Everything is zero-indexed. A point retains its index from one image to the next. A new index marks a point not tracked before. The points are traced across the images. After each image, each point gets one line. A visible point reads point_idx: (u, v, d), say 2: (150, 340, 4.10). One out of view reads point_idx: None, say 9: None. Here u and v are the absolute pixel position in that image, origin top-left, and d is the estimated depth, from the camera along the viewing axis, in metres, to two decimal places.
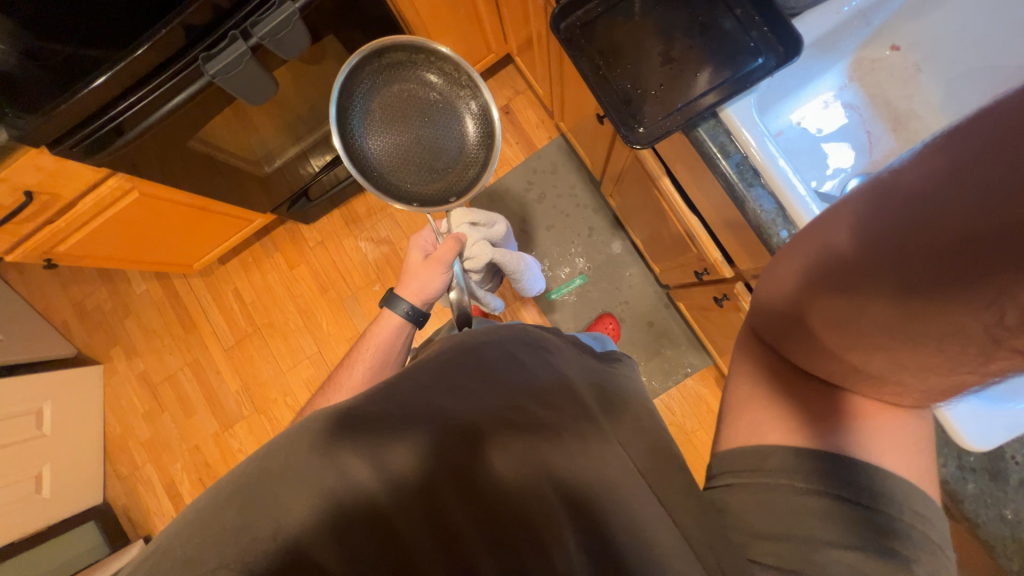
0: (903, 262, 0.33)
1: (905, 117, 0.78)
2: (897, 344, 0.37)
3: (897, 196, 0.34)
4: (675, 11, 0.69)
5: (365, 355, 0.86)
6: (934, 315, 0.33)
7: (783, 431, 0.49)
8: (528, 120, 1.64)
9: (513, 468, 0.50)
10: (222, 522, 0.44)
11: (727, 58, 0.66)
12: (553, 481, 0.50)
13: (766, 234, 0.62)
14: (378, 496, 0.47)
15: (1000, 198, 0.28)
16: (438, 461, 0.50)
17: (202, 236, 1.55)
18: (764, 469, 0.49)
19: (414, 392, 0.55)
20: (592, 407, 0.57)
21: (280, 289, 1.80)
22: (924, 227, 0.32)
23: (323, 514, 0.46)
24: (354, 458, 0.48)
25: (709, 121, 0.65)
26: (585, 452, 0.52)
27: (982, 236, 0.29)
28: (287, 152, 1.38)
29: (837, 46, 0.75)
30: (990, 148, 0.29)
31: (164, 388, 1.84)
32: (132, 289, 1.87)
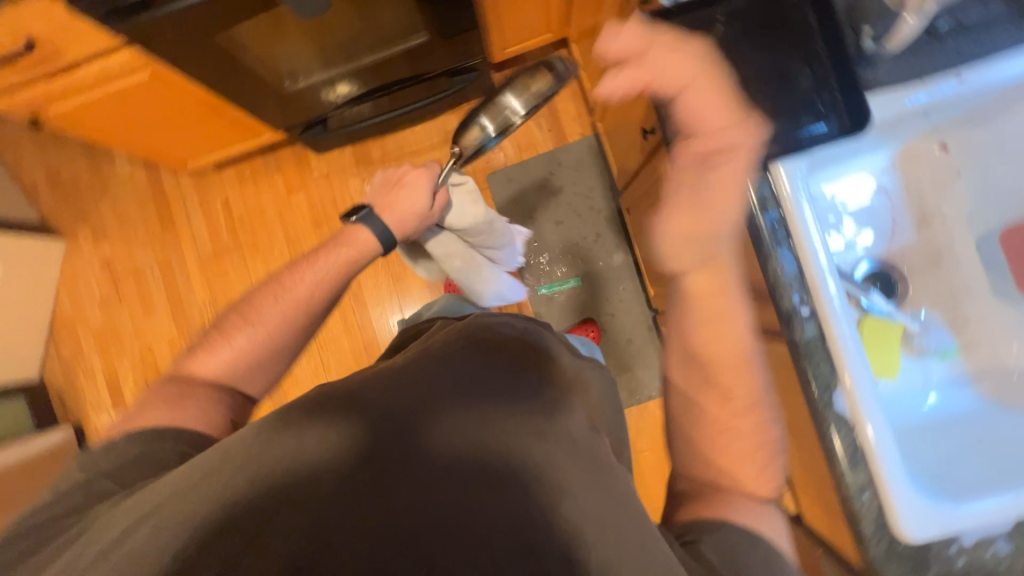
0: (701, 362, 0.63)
1: (930, 214, 0.80)
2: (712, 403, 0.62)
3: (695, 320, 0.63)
4: (755, 49, 0.66)
5: (322, 263, 0.87)
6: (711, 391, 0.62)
7: (718, 488, 0.59)
8: (566, 110, 1.60)
9: (489, 462, 0.54)
10: (250, 460, 0.57)
11: (793, 113, 0.63)
12: (521, 480, 0.54)
13: (779, 295, 0.64)
14: (351, 452, 0.56)
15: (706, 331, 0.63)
16: (432, 443, 0.56)
17: (203, 137, 1.47)
18: (719, 528, 0.54)
19: (396, 378, 0.62)
20: (569, 417, 0.61)
21: (271, 212, 1.73)
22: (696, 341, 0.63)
23: (306, 470, 0.56)
24: (335, 430, 0.58)
25: (758, 172, 0.64)
26: (561, 462, 0.55)
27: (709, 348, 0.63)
28: (314, 74, 1.29)
29: (893, 133, 0.73)
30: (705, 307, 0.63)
31: (128, 280, 1.76)
32: (115, 170, 1.76)
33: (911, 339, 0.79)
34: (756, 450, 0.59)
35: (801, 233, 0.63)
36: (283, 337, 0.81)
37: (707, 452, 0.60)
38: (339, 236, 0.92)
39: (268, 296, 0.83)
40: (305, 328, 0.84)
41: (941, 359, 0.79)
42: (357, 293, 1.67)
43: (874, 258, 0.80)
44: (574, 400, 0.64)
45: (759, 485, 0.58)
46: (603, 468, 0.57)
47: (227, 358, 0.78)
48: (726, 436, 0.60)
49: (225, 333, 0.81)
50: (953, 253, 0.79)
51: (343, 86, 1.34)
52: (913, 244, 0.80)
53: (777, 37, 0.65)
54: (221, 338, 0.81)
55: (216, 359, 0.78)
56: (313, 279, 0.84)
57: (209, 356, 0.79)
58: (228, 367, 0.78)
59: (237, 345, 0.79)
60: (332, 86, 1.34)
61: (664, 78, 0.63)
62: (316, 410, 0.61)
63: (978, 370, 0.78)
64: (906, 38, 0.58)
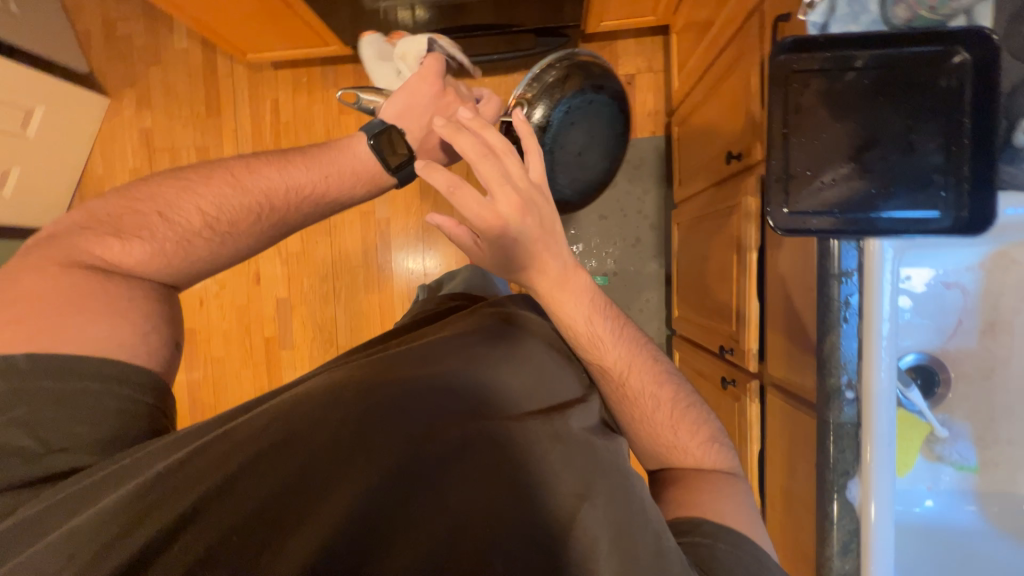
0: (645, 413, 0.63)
1: (1001, 325, 0.75)
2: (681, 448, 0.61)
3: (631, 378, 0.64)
4: (895, 108, 0.58)
5: (299, 167, 0.65)
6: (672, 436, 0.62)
7: (722, 506, 0.54)
8: (644, 102, 1.51)
9: (486, 446, 0.47)
10: (212, 447, 0.47)
11: (909, 191, 0.58)
12: (522, 482, 0.45)
13: (828, 371, 0.62)
14: (307, 423, 0.48)
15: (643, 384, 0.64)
16: (424, 414, 0.49)
17: (269, 30, 1.39)
18: (720, 540, 0.50)
19: (365, 369, 0.57)
20: (570, 412, 0.53)
21: (319, 126, 1.67)
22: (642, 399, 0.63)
23: (259, 440, 0.47)
24: (297, 402, 0.51)
25: (850, 241, 0.61)
26: (571, 462, 0.47)
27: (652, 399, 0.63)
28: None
29: (999, 235, 0.68)
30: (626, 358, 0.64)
31: (162, 156, 1.73)
32: (171, 39, 1.69)
33: (934, 444, 0.77)
34: (670, 405, 0.63)
35: (871, 318, 0.60)
36: (219, 253, 0.61)
37: (632, 417, 0.63)
38: (328, 142, 0.70)
39: (204, 185, 0.61)
40: (252, 243, 0.63)
41: (956, 470, 0.77)
42: (384, 231, 1.64)
43: (924, 352, 0.77)
44: (582, 404, 0.56)
45: (692, 443, 0.62)
46: (613, 469, 0.48)
47: (129, 258, 0.56)
48: (636, 401, 0.63)
49: (119, 223, 0.57)
50: (1009, 371, 0.75)
51: (423, 11, 1.21)
52: (971, 350, 0.76)
53: (926, 100, 0.57)
54: (107, 235, 0.56)
55: (110, 253, 0.56)
56: (284, 184, 0.63)
57: (90, 254, 0.55)
58: (139, 269, 0.57)
59: (146, 242, 0.57)
60: (410, 9, 1.21)
61: (483, 165, 0.56)
62: (302, 402, 0.52)
63: (989, 490, 0.77)
64: None
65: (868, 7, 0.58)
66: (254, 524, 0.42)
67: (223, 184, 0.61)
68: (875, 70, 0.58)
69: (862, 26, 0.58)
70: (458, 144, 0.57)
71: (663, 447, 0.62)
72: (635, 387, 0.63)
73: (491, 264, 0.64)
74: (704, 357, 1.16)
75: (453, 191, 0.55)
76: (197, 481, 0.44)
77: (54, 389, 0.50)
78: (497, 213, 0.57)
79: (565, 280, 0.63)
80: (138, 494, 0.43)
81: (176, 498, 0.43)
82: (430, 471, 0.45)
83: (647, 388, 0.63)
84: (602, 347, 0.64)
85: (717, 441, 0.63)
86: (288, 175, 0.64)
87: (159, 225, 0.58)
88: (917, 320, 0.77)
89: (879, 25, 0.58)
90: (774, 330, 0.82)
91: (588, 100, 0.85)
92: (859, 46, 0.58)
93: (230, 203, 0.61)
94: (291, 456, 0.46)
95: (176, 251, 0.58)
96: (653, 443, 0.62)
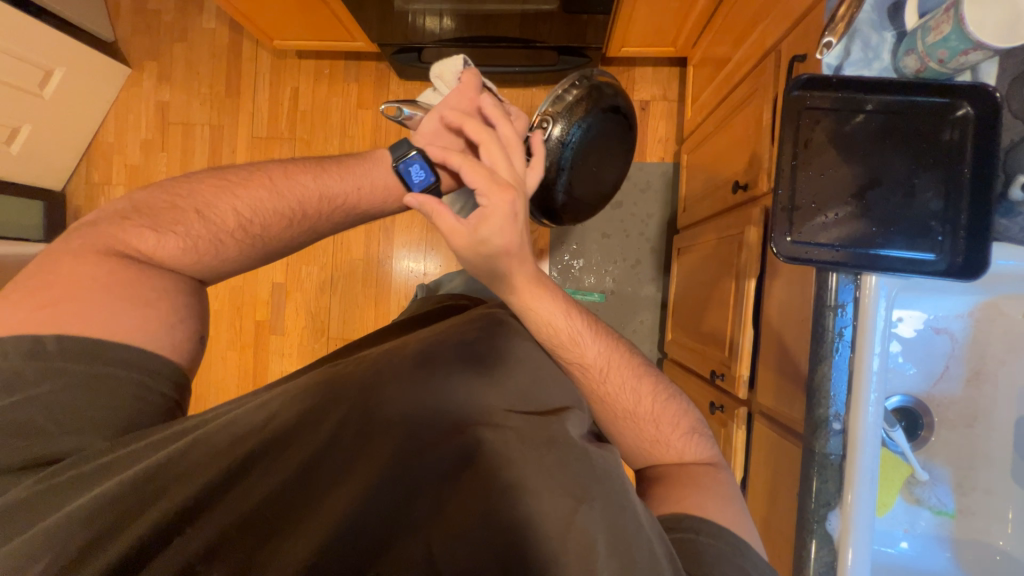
0: (629, 409, 0.63)
1: (986, 374, 0.76)
2: (663, 442, 0.63)
3: (612, 372, 0.64)
4: (900, 152, 0.61)
5: (336, 177, 0.66)
6: (656, 432, 0.63)
7: (712, 504, 0.55)
8: (656, 128, 1.54)
9: (480, 447, 0.47)
10: (215, 437, 0.48)
11: (908, 232, 0.61)
12: (517, 483, 0.44)
13: (816, 401, 0.63)
14: (307, 422, 0.49)
15: (624, 379, 0.64)
16: (413, 422, 0.49)
17: (298, 20, 1.42)
18: (705, 534, 0.50)
19: (364, 363, 0.57)
20: (567, 416, 0.52)
21: (335, 118, 1.69)
22: (626, 395, 0.64)
23: (268, 432, 0.48)
24: (288, 408, 0.51)
25: (847, 276, 0.62)
26: (565, 466, 0.46)
27: (634, 394, 0.64)
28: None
29: (989, 286, 0.70)
30: (607, 352, 0.65)
31: (176, 131, 1.74)
32: (199, 19, 1.71)
33: (914, 486, 0.78)
34: (651, 399, 0.64)
35: (863, 350, 0.61)
36: (248, 254, 0.62)
37: (616, 413, 0.63)
38: (363, 152, 0.70)
39: (242, 187, 0.61)
40: (277, 248, 0.64)
41: (934, 515, 0.78)
42: (389, 227, 1.65)
43: (910, 395, 0.78)
44: (578, 409, 0.55)
45: (674, 435, 0.63)
46: (604, 474, 0.47)
47: (164, 251, 0.57)
48: (617, 398, 0.63)
49: (157, 217, 0.58)
50: (990, 420, 0.76)
51: (450, 21, 1.25)
52: (955, 397, 0.77)
53: (929, 148, 0.60)
54: (145, 228, 0.57)
55: (147, 246, 0.56)
56: (318, 192, 0.64)
57: (127, 245, 0.56)
58: (172, 263, 0.57)
59: (181, 237, 0.57)
60: (438, 17, 1.24)
61: (492, 145, 0.62)
62: (307, 395, 0.52)
63: (966, 537, 0.77)
64: None
65: (880, 55, 0.60)
66: (261, 517, 0.43)
67: (260, 187, 0.62)
68: (882, 115, 0.61)
69: (873, 71, 0.61)
70: (473, 128, 0.63)
71: (648, 442, 0.63)
72: (616, 384, 0.64)
73: (479, 256, 0.60)
74: (694, 383, 1.17)
75: (461, 164, 0.59)
76: (202, 474, 0.45)
77: (57, 356, 0.50)
78: (502, 183, 0.58)
79: (544, 276, 0.65)
80: (145, 477, 0.44)
81: (182, 488, 0.44)
82: (427, 475, 0.46)
83: (627, 383, 0.64)
84: (582, 344, 0.64)
85: (699, 432, 0.65)
86: (322, 183, 0.65)
87: (194, 222, 0.58)
88: (905, 363, 0.78)
89: (889, 73, 0.61)
90: (766, 357, 0.83)
91: (604, 117, 0.88)
92: (868, 90, 0.60)
93: (266, 206, 0.61)
94: (296, 440, 0.48)
95: (208, 248, 0.59)
96: (639, 438, 0.63)
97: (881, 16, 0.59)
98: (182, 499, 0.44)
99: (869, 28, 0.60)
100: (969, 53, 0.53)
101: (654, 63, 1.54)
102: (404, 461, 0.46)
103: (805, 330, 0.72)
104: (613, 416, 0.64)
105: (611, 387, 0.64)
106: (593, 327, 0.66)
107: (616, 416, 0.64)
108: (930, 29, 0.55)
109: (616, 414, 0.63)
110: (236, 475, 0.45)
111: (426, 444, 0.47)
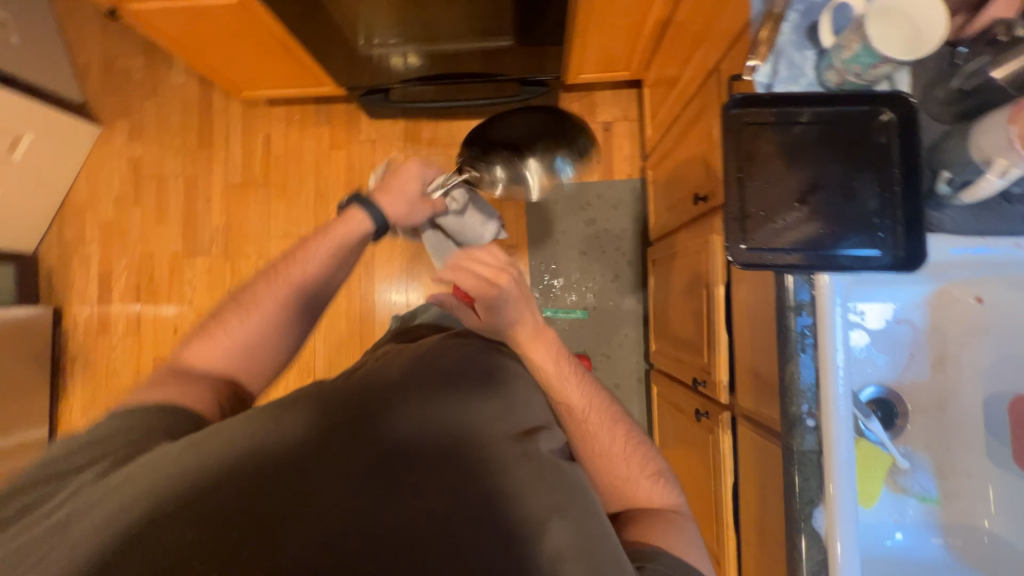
0: (604, 453, 0.64)
1: (947, 359, 0.80)
2: (632, 475, 0.64)
3: (591, 417, 0.65)
4: (835, 159, 0.65)
5: (312, 246, 0.72)
6: (626, 470, 0.64)
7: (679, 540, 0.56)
8: (620, 147, 1.61)
9: (468, 455, 0.50)
10: (208, 440, 0.50)
11: (850, 231, 0.64)
12: (499, 491, 0.48)
13: (789, 399, 0.65)
14: (291, 431, 0.50)
15: (603, 421, 0.66)
16: (388, 432, 0.50)
17: (266, 70, 1.47)
18: (665, 569, 0.52)
19: (358, 373, 0.59)
20: (543, 436, 0.54)
21: (310, 161, 1.72)
22: (603, 439, 0.65)
23: (254, 434, 0.50)
24: (280, 412, 0.52)
25: (803, 276, 0.65)
26: (538, 484, 0.49)
27: (611, 436, 0.65)
28: (389, 39, 1.27)
29: (934, 276, 0.74)
30: (590, 399, 0.66)
31: (150, 185, 1.75)
32: (168, 76, 1.75)
33: (897, 475, 0.79)
34: (626, 439, 0.66)
35: (826, 347, 0.64)
36: (261, 334, 0.68)
37: (590, 452, 0.65)
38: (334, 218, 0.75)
39: (250, 287, 0.70)
40: (281, 318, 0.69)
41: (920, 502, 0.79)
42: (368, 263, 1.66)
43: (884, 384, 0.80)
44: (550, 429, 0.57)
45: (643, 474, 0.64)
46: (578, 489, 0.50)
47: (199, 357, 0.66)
48: (593, 433, 0.65)
49: (197, 334, 0.69)
50: (959, 402, 0.79)
51: (415, 58, 1.29)
52: (924, 383, 0.80)
53: (860, 154, 0.64)
54: (188, 344, 0.68)
55: (187, 357, 0.66)
56: (303, 267, 0.71)
57: (176, 362, 0.66)
58: (207, 362, 0.66)
59: (211, 342, 0.67)
60: (404, 55, 1.29)
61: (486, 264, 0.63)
62: (298, 399, 0.53)
63: (953, 522, 0.78)
64: (983, 193, 0.58)
65: (805, 71, 0.65)
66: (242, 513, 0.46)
67: (261, 282, 0.70)
68: (816, 126, 0.65)
69: (801, 85, 0.65)
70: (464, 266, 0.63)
71: (618, 478, 0.64)
72: (594, 425, 0.65)
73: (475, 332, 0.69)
74: (678, 391, 1.18)
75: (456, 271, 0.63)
76: (188, 475, 0.47)
77: None
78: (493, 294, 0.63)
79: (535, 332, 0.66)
80: (143, 474, 0.48)
81: (168, 485, 0.47)
82: (404, 473, 0.49)
83: (605, 426, 0.65)
84: (564, 386, 0.66)
85: (666, 477, 0.65)
86: (305, 258, 0.71)
87: (222, 327, 0.68)
88: (872, 355, 0.81)
89: (815, 87, 0.65)
90: (741, 358, 0.85)
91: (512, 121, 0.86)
92: (800, 104, 0.65)
93: (281, 300, 0.69)
94: (259, 455, 0.49)
95: (230, 343, 0.67)
96: (610, 476, 0.64)
97: (799, 37, 0.65)
98: (170, 497, 0.46)
99: (791, 50, 0.65)
100: (878, 66, 0.58)
101: (613, 86, 1.62)
102: (387, 465, 0.48)
103: (769, 331, 0.74)
104: (589, 455, 0.65)
105: (590, 429, 0.65)
106: (580, 377, 0.67)
107: (591, 455, 0.65)
108: (843, 47, 0.59)
109: (591, 453, 0.65)
110: (215, 487, 0.47)
111: (402, 455, 0.49)
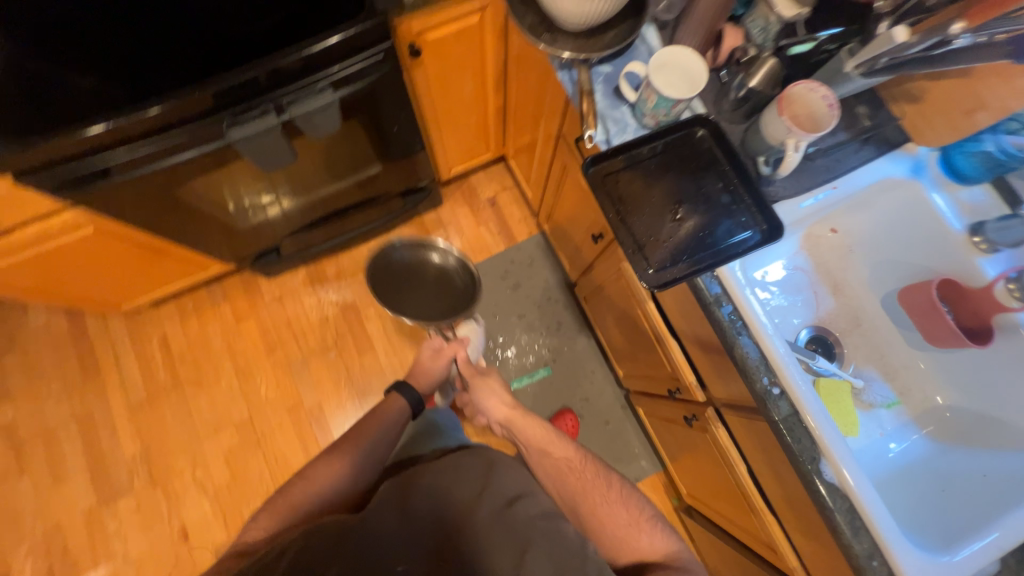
0: (601, 510, 0.75)
1: (840, 284, 0.90)
2: (631, 518, 0.74)
3: (584, 478, 0.78)
4: (682, 176, 0.78)
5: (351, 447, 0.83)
6: (625, 515, 0.75)
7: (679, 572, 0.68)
8: (512, 213, 1.74)
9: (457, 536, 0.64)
10: None
11: (722, 224, 0.75)
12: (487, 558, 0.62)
13: (751, 379, 0.72)
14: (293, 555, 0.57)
15: (594, 482, 0.78)
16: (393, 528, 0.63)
17: (141, 277, 1.39)
18: None
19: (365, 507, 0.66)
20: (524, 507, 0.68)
21: (219, 342, 1.61)
22: (601, 496, 0.76)
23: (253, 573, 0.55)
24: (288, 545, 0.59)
25: (709, 274, 0.75)
26: (518, 529, 0.65)
27: (602, 493, 0.77)
28: (260, 199, 1.24)
29: (794, 228, 0.84)
30: (577, 471, 0.79)
31: (34, 445, 1.50)
32: (26, 320, 1.58)
33: (860, 395, 0.87)
34: (617, 489, 0.77)
35: (754, 323, 0.73)
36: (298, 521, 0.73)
37: (590, 515, 0.75)
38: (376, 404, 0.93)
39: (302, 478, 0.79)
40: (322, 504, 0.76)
41: (889, 409, 0.87)
42: (320, 417, 1.55)
43: (810, 326, 0.89)
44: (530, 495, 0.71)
45: (642, 518, 0.75)
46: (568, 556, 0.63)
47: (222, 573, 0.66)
48: (591, 493, 0.77)
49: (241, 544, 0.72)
50: (869, 313, 0.90)
51: (289, 201, 1.29)
52: (835, 312, 0.90)
53: (697, 166, 0.78)
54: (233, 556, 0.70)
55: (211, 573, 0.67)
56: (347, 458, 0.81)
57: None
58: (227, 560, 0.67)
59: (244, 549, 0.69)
60: (277, 203, 1.29)
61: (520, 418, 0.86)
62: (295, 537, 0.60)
63: (920, 413, 0.87)
64: (793, 164, 0.71)
65: (628, 122, 0.80)
66: None
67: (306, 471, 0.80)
68: (656, 158, 0.78)
69: (631, 132, 0.80)
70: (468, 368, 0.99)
71: (621, 533, 0.73)
72: (588, 487, 0.77)
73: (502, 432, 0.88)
74: (661, 404, 1.23)
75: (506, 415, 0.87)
76: None
77: None
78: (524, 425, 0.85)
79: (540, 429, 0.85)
80: None
81: None
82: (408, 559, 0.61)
83: (599, 485, 0.77)
84: (555, 454, 0.81)
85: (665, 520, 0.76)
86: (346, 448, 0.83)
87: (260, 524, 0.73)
88: (790, 311, 0.89)
89: (641, 130, 0.80)
90: (696, 356, 0.92)
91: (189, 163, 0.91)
92: (636, 146, 0.78)
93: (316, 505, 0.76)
94: (314, 546, 0.59)
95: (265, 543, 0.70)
96: (615, 531, 0.74)
97: (611, 101, 0.80)
98: None
99: (610, 110, 0.80)
100: (677, 105, 0.73)
101: (482, 167, 1.78)
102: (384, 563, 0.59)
103: (705, 327, 0.82)
104: (591, 517, 0.75)
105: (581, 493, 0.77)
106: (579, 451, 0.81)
107: (586, 516, 0.75)
108: (645, 99, 0.75)
109: (593, 517, 0.75)
110: None
111: (420, 533, 0.64)
